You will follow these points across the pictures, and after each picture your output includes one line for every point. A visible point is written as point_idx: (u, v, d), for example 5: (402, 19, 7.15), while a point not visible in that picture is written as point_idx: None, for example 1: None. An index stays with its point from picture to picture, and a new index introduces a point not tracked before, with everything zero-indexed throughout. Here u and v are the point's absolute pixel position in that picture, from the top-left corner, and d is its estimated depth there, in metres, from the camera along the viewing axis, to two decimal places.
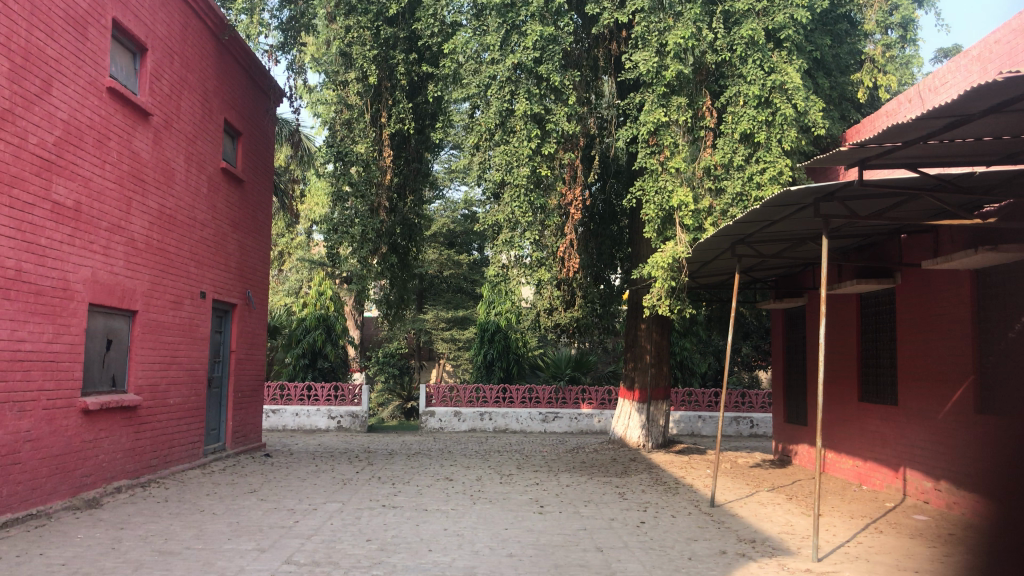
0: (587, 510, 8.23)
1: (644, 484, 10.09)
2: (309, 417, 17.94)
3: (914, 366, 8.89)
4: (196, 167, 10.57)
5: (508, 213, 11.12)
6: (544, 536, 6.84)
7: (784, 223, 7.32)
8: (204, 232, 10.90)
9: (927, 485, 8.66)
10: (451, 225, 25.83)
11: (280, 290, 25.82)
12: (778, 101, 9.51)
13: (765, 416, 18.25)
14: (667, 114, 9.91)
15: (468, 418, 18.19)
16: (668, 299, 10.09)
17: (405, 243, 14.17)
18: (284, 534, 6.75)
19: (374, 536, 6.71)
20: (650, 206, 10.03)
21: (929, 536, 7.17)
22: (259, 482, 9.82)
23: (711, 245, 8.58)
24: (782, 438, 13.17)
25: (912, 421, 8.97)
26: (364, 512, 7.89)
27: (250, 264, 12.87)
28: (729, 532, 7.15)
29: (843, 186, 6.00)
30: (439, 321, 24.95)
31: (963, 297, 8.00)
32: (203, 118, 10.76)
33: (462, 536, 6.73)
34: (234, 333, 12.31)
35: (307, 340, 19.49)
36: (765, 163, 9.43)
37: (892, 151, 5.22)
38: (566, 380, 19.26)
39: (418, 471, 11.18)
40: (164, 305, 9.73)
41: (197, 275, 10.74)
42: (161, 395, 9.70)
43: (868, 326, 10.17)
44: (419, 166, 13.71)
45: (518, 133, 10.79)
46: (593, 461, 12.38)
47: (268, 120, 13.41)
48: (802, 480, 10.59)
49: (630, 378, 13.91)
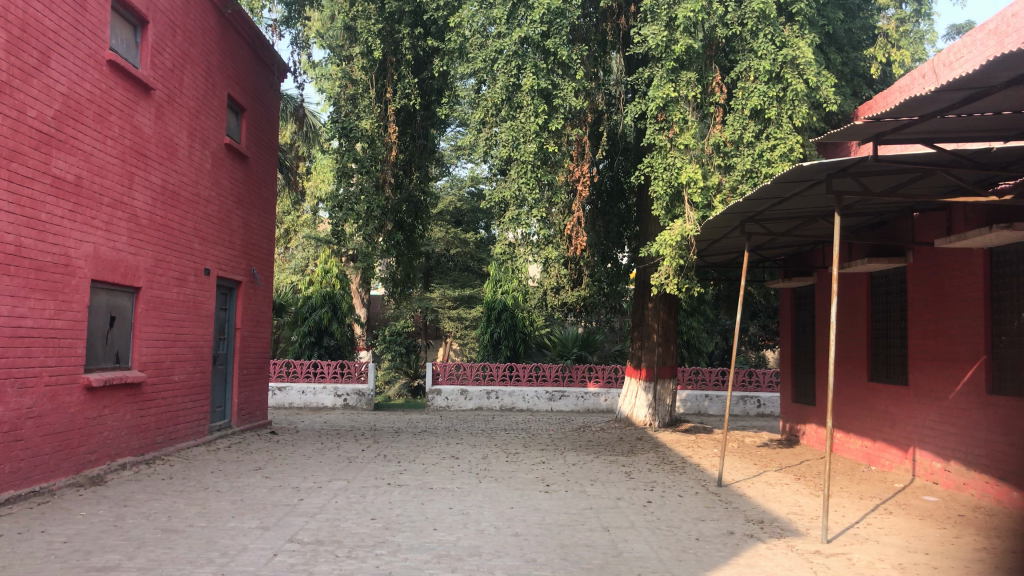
0: (593, 489, 8.17)
1: (651, 464, 10.03)
2: (315, 395, 17.93)
3: (926, 346, 8.78)
4: (199, 142, 10.47)
5: (514, 190, 10.99)
6: (550, 515, 6.79)
7: (795, 200, 7.19)
8: (208, 208, 10.82)
9: (937, 466, 8.58)
10: (457, 203, 25.70)
11: (286, 268, 25.78)
12: (789, 76, 9.38)
13: (772, 395, 18.18)
14: (676, 89, 9.74)
15: (474, 396, 18.16)
16: (676, 277, 9.97)
17: (411, 221, 14.06)
18: (289, 513, 6.70)
19: (379, 515, 6.67)
20: (658, 182, 9.88)
21: (939, 517, 7.09)
22: (265, 460, 9.79)
23: (721, 223, 8.44)
24: (789, 418, 13.10)
25: (923, 401, 8.88)
26: (369, 490, 7.85)
27: (255, 241, 12.80)
28: (737, 512, 7.09)
29: (857, 161, 5.86)
30: (445, 299, 24.90)
31: (977, 276, 7.87)
32: (206, 93, 10.65)
33: (468, 515, 6.68)
34: (240, 311, 12.26)
35: (313, 318, 19.45)
36: (775, 139, 9.31)
37: (908, 125, 5.08)
38: (573, 358, 19.20)
39: (424, 449, 11.15)
40: (168, 281, 9.67)
41: (201, 252, 10.66)
42: (165, 372, 9.65)
43: (879, 305, 10.05)
44: (425, 142, 13.57)
45: (525, 108, 10.64)
46: (599, 440, 12.33)
47: (273, 95, 13.26)
48: (810, 460, 10.52)
49: (637, 357, 13.83)
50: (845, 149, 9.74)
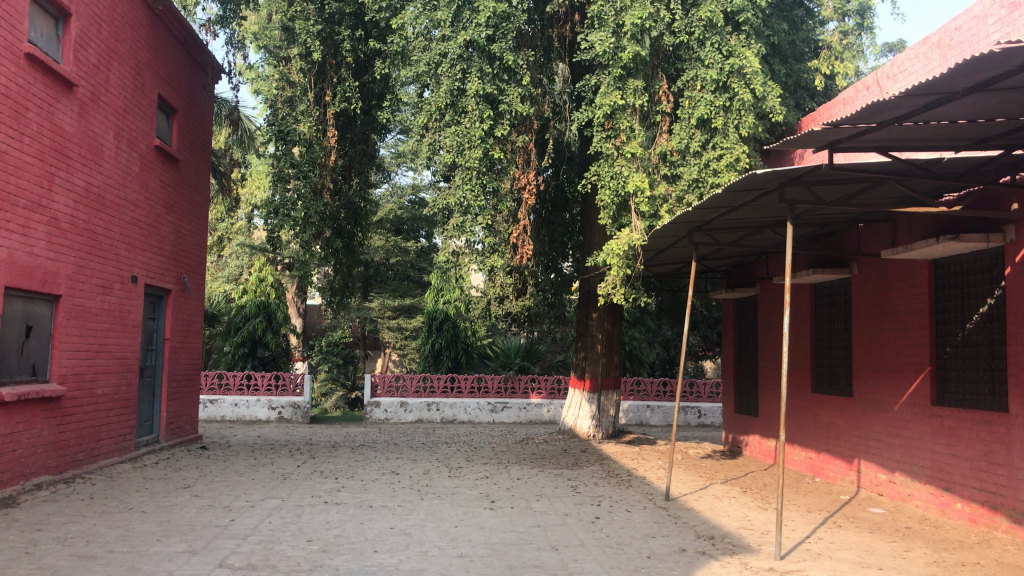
0: (539, 505, 7.94)
1: (596, 477, 9.83)
2: (248, 408, 17.36)
3: (870, 357, 8.79)
4: (127, 144, 9.97)
5: (459, 197, 10.65)
6: (496, 534, 6.52)
7: (745, 209, 7.08)
8: (135, 212, 10.31)
9: (881, 478, 8.57)
10: (397, 211, 25.26)
11: (219, 277, 25.06)
12: (736, 85, 9.26)
13: (713, 406, 18.19)
14: (624, 97, 9.59)
15: (414, 408, 17.78)
16: (623, 287, 9.81)
17: (350, 228, 13.66)
18: (218, 535, 6.30)
19: (315, 537, 6.31)
20: (605, 190, 9.74)
21: (888, 530, 7.02)
22: (194, 477, 9.32)
23: (668, 232, 8.30)
24: (732, 428, 13.09)
25: (867, 413, 8.86)
26: (306, 509, 7.48)
27: (186, 248, 12.28)
28: (687, 528, 6.92)
29: (811, 169, 5.73)
30: (384, 309, 24.48)
31: (920, 287, 7.88)
32: (134, 91, 10.16)
33: (410, 535, 6.37)
34: (169, 320, 11.71)
35: (246, 328, 18.86)
36: (721, 148, 9.19)
37: (864, 133, 4.98)
38: (516, 369, 18.99)
39: (362, 464, 10.77)
40: (92, 290, 9.15)
41: (128, 259, 10.15)
42: (88, 385, 9.12)
43: (823, 316, 10.05)
44: (366, 147, 13.21)
45: (469, 113, 10.41)
46: (543, 453, 12.11)
47: (205, 97, 12.79)
48: (755, 472, 10.46)
49: (580, 368, 13.66)
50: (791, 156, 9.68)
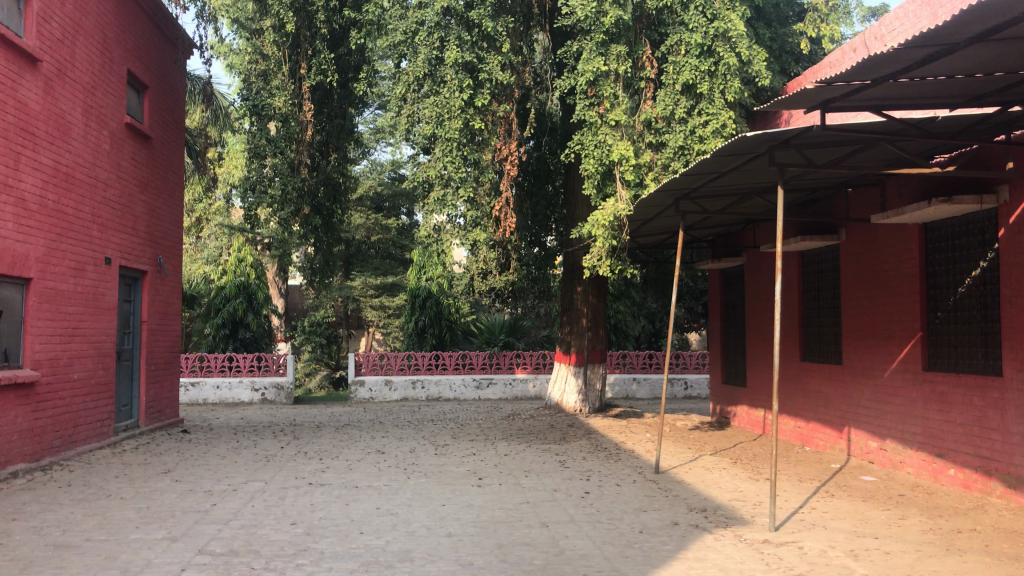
0: (527, 481, 7.81)
1: (585, 451, 9.71)
2: (230, 390, 17.13)
3: (860, 324, 8.69)
4: (96, 121, 9.66)
5: (439, 169, 10.59)
6: (485, 512, 6.38)
7: (733, 174, 6.91)
8: (107, 192, 10.02)
9: (873, 445, 8.49)
10: (377, 187, 24.93)
11: (198, 259, 24.72)
12: (721, 49, 9.11)
13: (699, 377, 18.14)
14: (606, 63, 9.43)
15: (399, 387, 17.61)
16: (609, 259, 9.63)
17: (329, 205, 13.41)
18: (199, 521, 6.13)
19: (299, 519, 6.15)
20: (589, 160, 9.46)
21: (881, 498, 6.94)
22: (175, 462, 9.12)
23: (654, 201, 8.12)
24: (719, 399, 13.01)
25: (857, 380, 8.78)
26: (289, 491, 7.31)
27: (161, 229, 11.99)
28: (678, 501, 6.81)
29: (803, 131, 5.57)
30: (367, 288, 24.25)
31: (910, 251, 7.77)
32: (103, 67, 9.84)
33: (397, 515, 6.23)
34: (145, 303, 11.45)
35: (227, 310, 18.58)
36: (707, 115, 9.08)
37: (858, 92, 4.81)
38: (500, 346, 18.84)
39: (347, 444, 10.60)
40: (63, 272, 8.88)
41: (101, 240, 9.87)
42: (63, 370, 8.88)
43: (811, 284, 9.94)
44: (343, 122, 12.90)
45: (448, 83, 10.17)
46: (530, 428, 11.99)
47: (177, 73, 12.46)
48: (744, 442, 10.38)
49: (566, 343, 13.49)
50: (780, 120, 9.53)
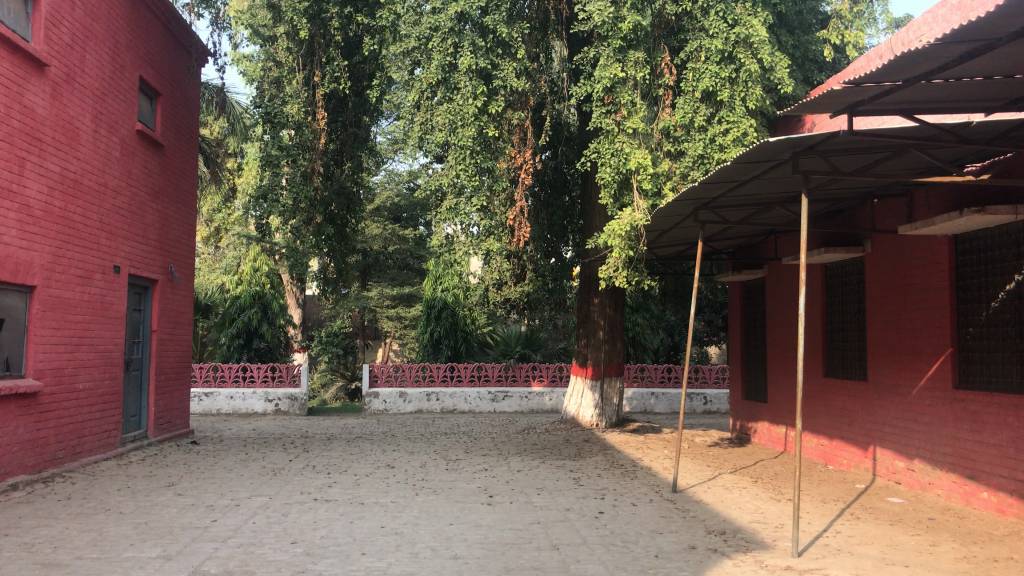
0: (539, 499, 7.54)
1: (600, 468, 9.43)
2: (244, 400, 16.97)
3: (886, 339, 8.38)
4: (106, 128, 9.54)
5: (452, 177, 10.43)
6: (494, 532, 6.13)
7: (754, 183, 6.66)
8: (117, 200, 9.89)
9: (899, 465, 8.17)
10: (395, 197, 24.78)
11: (216, 268, 24.67)
12: (742, 56, 8.87)
13: (718, 392, 17.79)
14: (624, 69, 9.17)
15: (414, 398, 17.40)
16: (625, 270, 9.35)
17: (342, 215, 13.24)
18: (197, 538, 5.92)
19: (299, 538, 5.92)
20: (606, 168, 9.25)
21: (910, 522, 6.63)
22: (180, 474, 8.93)
23: (671, 211, 7.87)
24: (739, 414, 12.69)
25: (883, 398, 8.46)
26: (293, 507, 7.09)
27: (172, 237, 11.84)
28: (695, 522, 6.53)
29: (828, 137, 5.32)
30: (383, 298, 24.09)
31: (939, 263, 7.46)
32: (113, 73, 9.72)
33: (402, 535, 5.99)
34: (155, 312, 11.31)
35: (241, 319, 18.45)
36: (727, 123, 8.82)
37: (889, 94, 4.55)
38: (517, 358, 18.58)
39: (357, 458, 10.38)
40: (69, 280, 8.74)
41: (110, 248, 9.74)
42: (68, 379, 8.73)
43: (835, 297, 9.63)
44: (358, 130, 12.74)
45: (462, 90, 10.00)
46: (545, 443, 11.72)
47: (191, 80, 12.35)
48: (764, 460, 10.06)
49: (582, 355, 13.27)
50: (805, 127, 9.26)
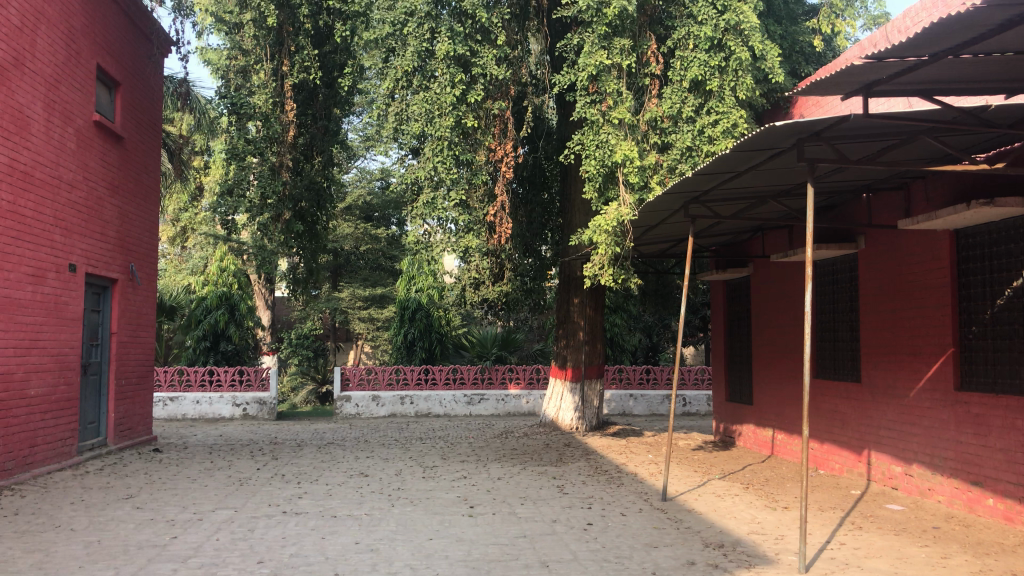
0: (523, 510, 7.12)
1: (584, 475, 9.02)
2: (211, 405, 16.37)
3: (882, 339, 8.07)
4: (60, 118, 8.99)
5: (428, 170, 9.97)
6: (476, 548, 5.71)
7: (751, 173, 6.31)
8: (73, 194, 9.32)
9: (896, 471, 7.85)
10: (367, 196, 24.23)
11: (183, 270, 23.99)
12: (732, 43, 8.56)
13: (697, 394, 17.46)
14: (609, 56, 8.81)
15: (387, 402, 16.90)
16: (611, 268, 8.93)
17: (313, 211, 12.73)
18: (154, 558, 5.43)
19: (267, 557, 5.45)
20: (590, 161, 8.87)
21: (915, 531, 6.29)
22: (140, 485, 8.39)
23: (661, 205, 7.50)
24: (723, 417, 12.36)
25: (879, 400, 8.14)
26: (260, 521, 6.60)
27: (133, 234, 11.25)
28: (691, 534, 6.14)
29: (837, 121, 4.96)
30: (355, 299, 23.56)
31: (940, 259, 7.15)
32: (68, 60, 9.16)
33: (378, 552, 5.55)
34: (115, 312, 10.72)
35: (207, 321, 17.81)
36: (717, 113, 8.52)
37: (913, 71, 4.21)
38: (492, 360, 18.17)
39: (329, 465, 9.89)
40: (20, 279, 8.18)
41: (65, 245, 9.17)
42: (18, 386, 8.16)
43: (826, 295, 9.31)
44: (328, 123, 12.22)
45: (439, 78, 9.58)
46: (524, 448, 11.30)
47: (154, 69, 11.79)
48: (753, 465, 9.71)
49: (562, 357, 12.86)
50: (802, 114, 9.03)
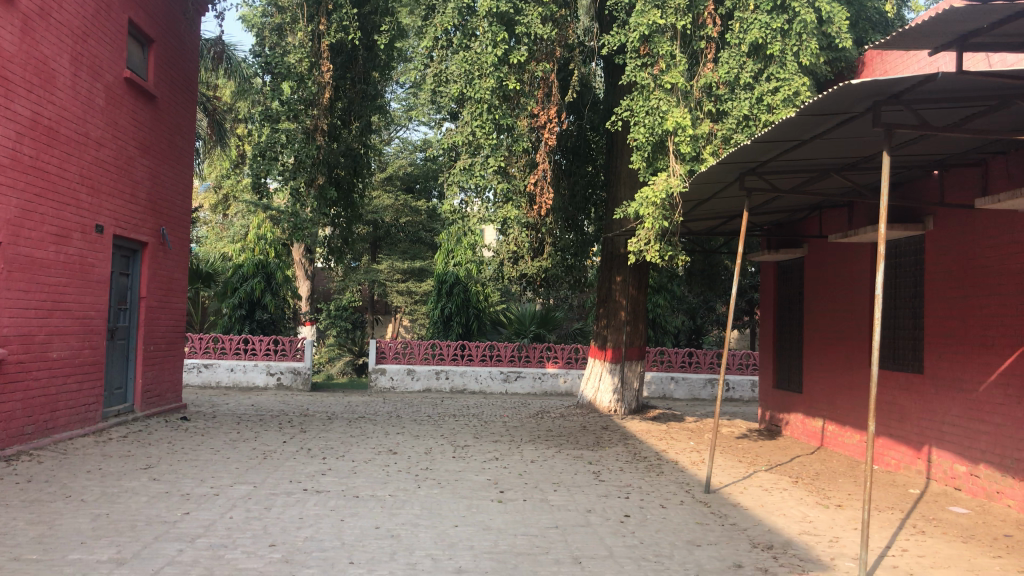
0: (556, 497, 6.69)
1: (622, 461, 8.56)
2: (245, 373, 16.19)
3: (948, 329, 7.47)
4: (88, 72, 8.68)
5: (467, 135, 9.51)
6: (504, 538, 5.30)
7: (817, 141, 5.74)
8: (101, 152, 9.02)
9: (960, 470, 7.26)
10: (408, 166, 23.89)
11: (224, 238, 23.91)
12: (796, 4, 8.06)
13: (741, 379, 16.86)
14: (662, 16, 8.32)
15: (422, 376, 16.59)
16: (657, 244, 8.40)
17: (349, 179, 12.37)
18: (161, 536, 5.10)
19: (279, 539, 5.10)
20: (640, 127, 8.38)
21: (984, 539, 5.75)
22: (161, 455, 8.12)
23: (714, 177, 6.95)
24: (769, 405, 11.79)
25: (943, 393, 7.54)
26: (278, 499, 6.26)
27: (165, 196, 10.94)
28: (736, 532, 5.68)
29: (922, 80, 4.40)
30: (393, 272, 23.26)
31: (1020, 242, 6.54)
32: (97, 12, 8.83)
33: (399, 539, 5.16)
34: (144, 276, 10.46)
35: (244, 289, 17.62)
36: (778, 80, 8.04)
37: (1022, 15, 3.73)
38: (530, 337, 17.75)
39: (356, 441, 9.56)
40: (42, 238, 7.90)
41: (91, 205, 8.88)
42: (39, 348, 7.92)
43: (886, 280, 8.70)
44: (366, 88, 11.86)
45: (480, 37, 9.15)
46: (560, 430, 10.85)
47: (189, 30, 11.48)
48: (801, 457, 9.17)
49: (602, 336, 12.37)
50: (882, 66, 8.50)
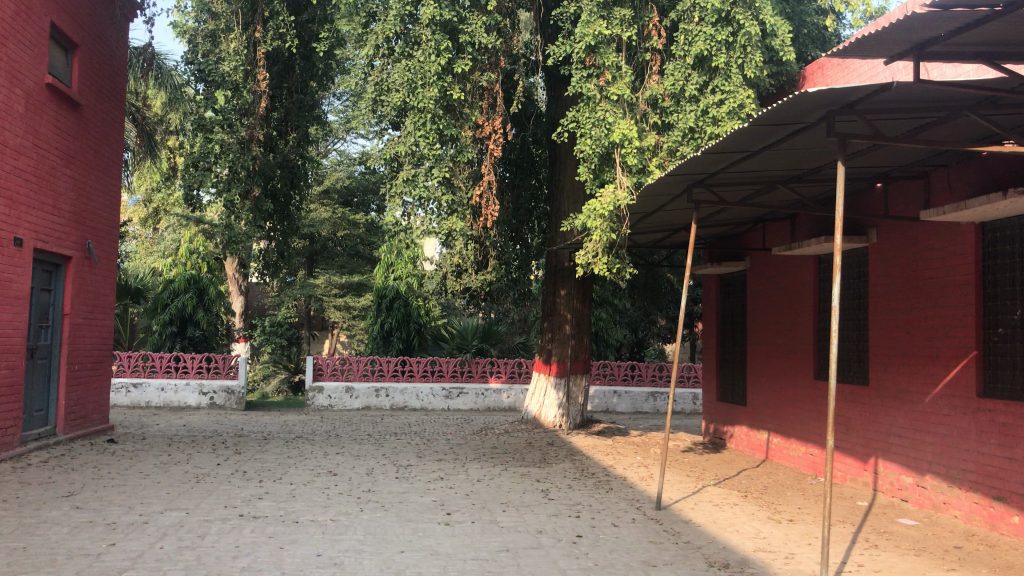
0: (505, 518, 6.47)
1: (570, 478, 8.39)
2: (176, 393, 15.60)
3: (893, 342, 7.49)
4: (6, 77, 8.22)
5: (409, 145, 9.29)
6: (453, 563, 5.06)
7: (768, 152, 5.67)
8: (20, 161, 8.54)
9: (907, 482, 7.27)
10: (346, 179, 23.52)
11: (153, 253, 23.15)
12: (740, 17, 8.07)
13: (682, 392, 16.87)
14: (607, 26, 8.25)
15: (361, 394, 16.19)
16: (605, 256, 8.28)
17: (286, 191, 12.00)
18: (83, 570, 4.73)
19: (213, 570, 4.78)
20: (586, 139, 8.23)
21: (937, 552, 5.71)
22: (85, 481, 7.66)
23: (662, 189, 6.85)
24: (713, 418, 11.76)
25: (888, 405, 7.56)
26: (212, 527, 5.91)
27: (90, 208, 10.45)
28: (691, 551, 5.54)
29: (877, 89, 4.34)
30: (331, 287, 22.77)
31: (963, 254, 6.58)
32: (16, 14, 8.37)
33: (342, 568, 4.88)
34: (68, 292, 9.95)
35: (175, 305, 17.01)
36: (723, 92, 7.99)
37: (983, 24, 3.69)
38: (473, 352, 17.51)
39: (294, 462, 9.20)
40: None
41: (9, 217, 8.40)
42: None
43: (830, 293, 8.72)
44: (304, 97, 11.55)
45: (423, 45, 9.02)
46: (506, 447, 10.64)
47: (117, 36, 11.03)
48: (748, 471, 9.12)
49: (547, 351, 12.21)
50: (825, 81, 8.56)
